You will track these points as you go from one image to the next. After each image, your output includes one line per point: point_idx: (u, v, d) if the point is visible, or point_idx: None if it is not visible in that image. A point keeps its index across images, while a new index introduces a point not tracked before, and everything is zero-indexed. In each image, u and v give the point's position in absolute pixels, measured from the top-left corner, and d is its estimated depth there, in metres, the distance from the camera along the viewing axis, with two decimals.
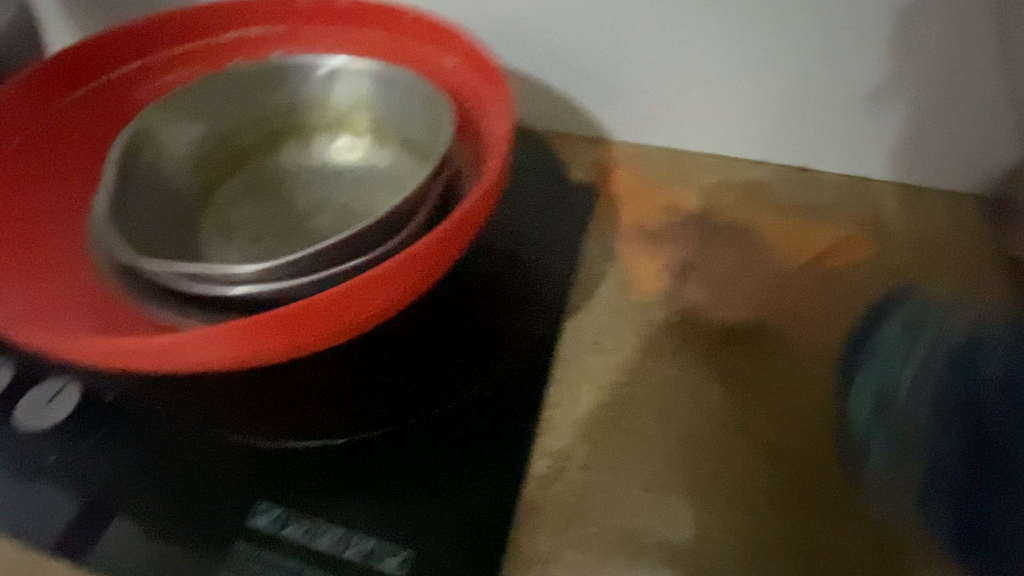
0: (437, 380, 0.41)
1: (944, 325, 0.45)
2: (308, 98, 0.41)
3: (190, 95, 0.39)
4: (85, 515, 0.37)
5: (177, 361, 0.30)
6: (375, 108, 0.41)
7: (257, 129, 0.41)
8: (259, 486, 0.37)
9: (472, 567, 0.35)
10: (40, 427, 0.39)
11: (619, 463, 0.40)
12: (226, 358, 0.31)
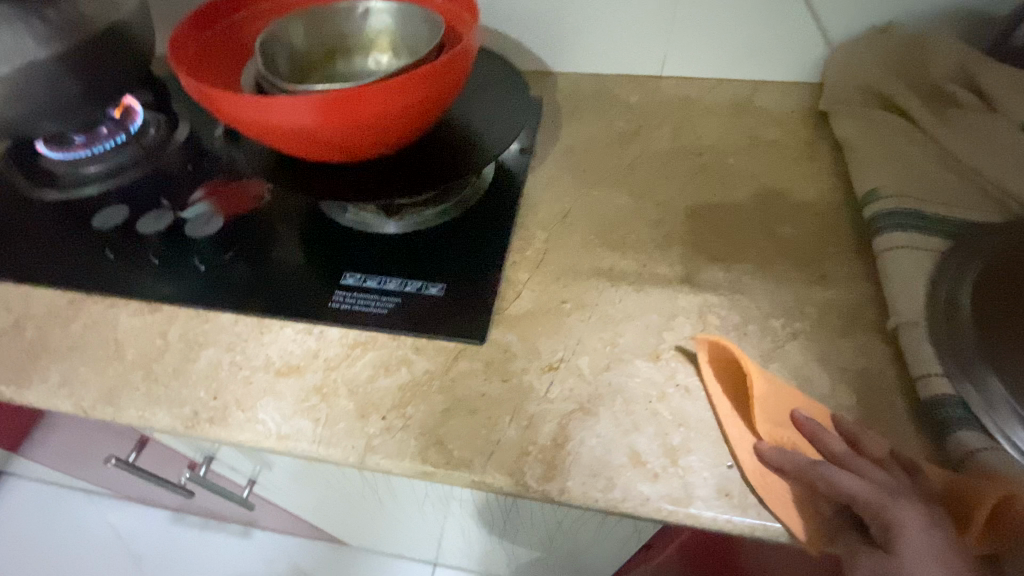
0: (431, 174, 0.62)
1: (768, 161, 0.70)
2: (348, 29, 0.63)
3: (284, 24, 0.59)
4: (235, 287, 0.59)
5: (275, 116, 0.53)
6: (393, 34, 0.63)
7: (319, 50, 0.63)
8: (345, 266, 0.61)
9: (482, 287, 0.57)
10: (209, 228, 0.61)
11: (565, 235, 0.62)
12: (301, 117, 0.53)
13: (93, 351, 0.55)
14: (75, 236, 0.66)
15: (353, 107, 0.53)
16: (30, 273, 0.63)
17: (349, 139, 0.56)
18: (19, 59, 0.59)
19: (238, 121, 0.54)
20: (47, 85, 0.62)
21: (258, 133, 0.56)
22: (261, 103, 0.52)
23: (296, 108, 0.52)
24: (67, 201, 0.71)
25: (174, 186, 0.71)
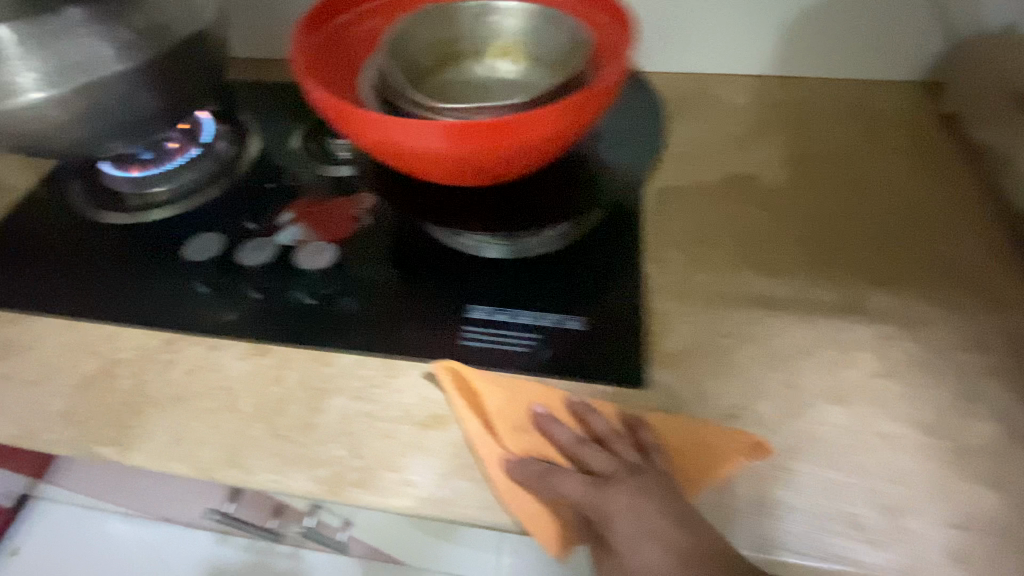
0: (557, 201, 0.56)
1: (902, 172, 0.65)
2: (471, 29, 0.56)
3: (407, 29, 0.53)
4: (349, 324, 0.54)
5: (400, 138, 0.47)
6: (522, 38, 0.57)
7: (438, 54, 0.56)
8: (467, 296, 0.55)
9: (629, 319, 0.52)
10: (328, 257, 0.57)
11: (705, 257, 0.57)
12: (428, 142, 0.47)
13: (202, 402, 0.49)
14: (157, 268, 0.60)
15: (486, 137, 0.47)
16: (115, 312, 0.56)
17: (472, 167, 0.50)
18: (98, 73, 0.53)
19: (358, 137, 0.49)
20: (125, 101, 0.56)
21: (376, 151, 0.51)
22: (387, 123, 0.46)
23: (425, 132, 0.46)
24: (140, 227, 0.65)
25: (257, 205, 0.64)
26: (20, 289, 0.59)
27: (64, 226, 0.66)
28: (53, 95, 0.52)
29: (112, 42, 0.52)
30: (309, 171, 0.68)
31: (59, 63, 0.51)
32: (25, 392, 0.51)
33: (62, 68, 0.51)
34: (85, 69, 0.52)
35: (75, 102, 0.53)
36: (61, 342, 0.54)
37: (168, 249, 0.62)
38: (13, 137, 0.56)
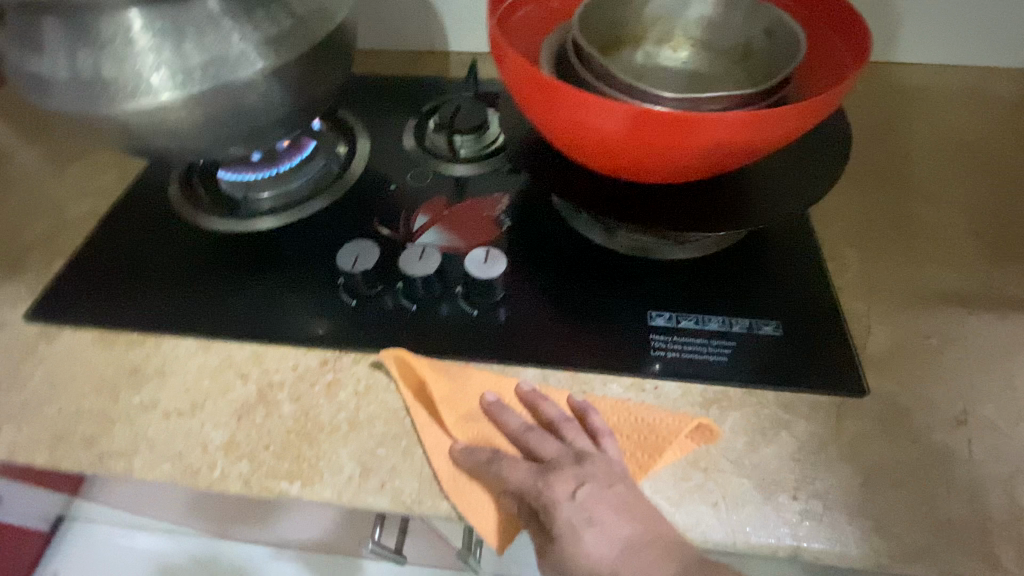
0: (747, 200, 0.49)
1: None
2: (646, 15, 0.53)
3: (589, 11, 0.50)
4: (522, 338, 0.50)
5: (598, 123, 0.41)
6: (700, 27, 0.53)
7: (610, 39, 0.53)
8: (643, 302, 0.52)
9: (824, 324, 0.49)
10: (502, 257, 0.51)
11: (876, 254, 0.55)
12: (629, 131, 0.41)
13: (385, 426, 0.45)
14: (290, 281, 0.55)
15: (697, 134, 0.40)
16: (255, 331, 0.51)
17: (667, 168, 0.44)
18: (238, 72, 0.47)
19: (546, 116, 0.44)
20: (264, 102, 0.50)
21: (558, 136, 0.45)
22: (588, 104, 0.41)
23: (629, 119, 0.40)
24: (257, 235, 0.60)
25: (387, 211, 0.61)
26: (136, 307, 0.54)
27: (168, 236, 0.60)
28: (195, 94, 0.46)
29: (265, 33, 0.47)
30: (428, 172, 0.64)
31: (208, 59, 0.45)
32: (176, 423, 0.46)
33: (210, 64, 0.46)
34: (233, 67, 0.46)
35: (214, 102, 0.48)
36: (203, 365, 0.49)
37: (296, 260, 0.57)
38: (131, 138, 0.49)
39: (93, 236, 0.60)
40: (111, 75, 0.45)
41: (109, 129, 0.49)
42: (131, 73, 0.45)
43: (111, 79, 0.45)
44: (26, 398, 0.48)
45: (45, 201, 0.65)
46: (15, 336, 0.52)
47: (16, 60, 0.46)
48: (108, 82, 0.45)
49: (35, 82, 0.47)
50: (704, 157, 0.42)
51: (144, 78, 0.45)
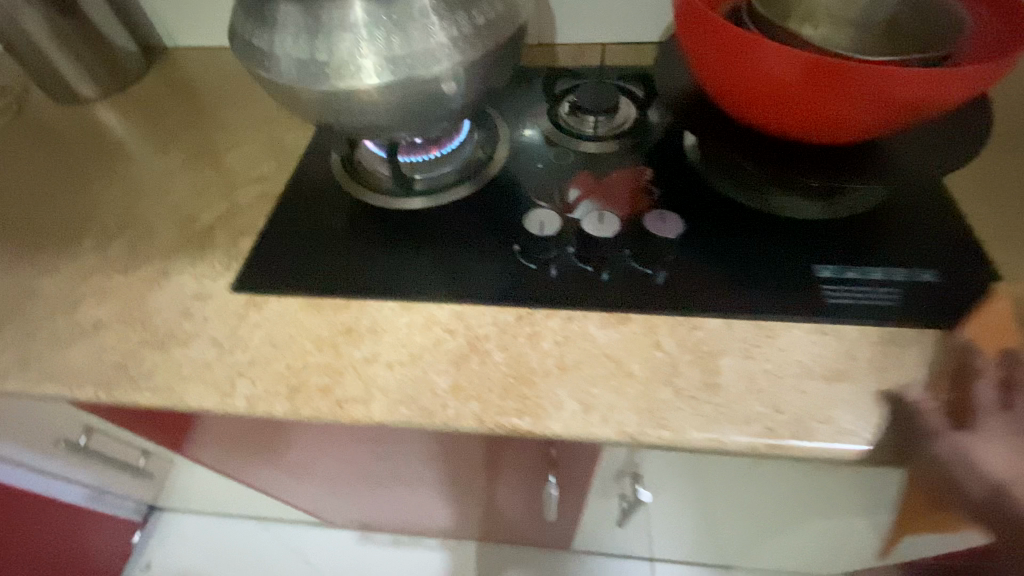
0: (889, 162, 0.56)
1: None
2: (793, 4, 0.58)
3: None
4: (703, 291, 0.54)
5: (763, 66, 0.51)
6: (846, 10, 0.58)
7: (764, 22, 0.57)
8: (810, 257, 0.56)
9: (979, 272, 0.54)
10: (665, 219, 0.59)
11: (1010, 211, 0.59)
12: (790, 76, 0.51)
13: (594, 369, 0.49)
14: (468, 249, 0.60)
15: (847, 86, 0.49)
16: (449, 294, 0.56)
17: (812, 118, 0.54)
18: (429, 70, 0.52)
19: (717, 61, 0.55)
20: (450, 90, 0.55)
21: (723, 83, 0.56)
22: (759, 51, 0.51)
23: (793, 66, 0.50)
24: (426, 211, 0.64)
25: (544, 185, 0.65)
26: (331, 277, 0.58)
27: (342, 215, 0.65)
28: (394, 80, 0.51)
29: (466, 29, 0.52)
30: (565, 150, 0.69)
31: (414, 49, 0.51)
32: (400, 371, 0.51)
33: (412, 53, 0.51)
34: (430, 57, 0.52)
35: (401, 92, 0.53)
36: (411, 324, 0.54)
37: (469, 230, 0.62)
38: (325, 113, 0.55)
39: (273, 215, 0.65)
40: (331, 53, 0.50)
41: (316, 105, 0.54)
42: (347, 55, 0.50)
43: (326, 60, 0.50)
44: (253, 355, 0.53)
45: (217, 188, 0.70)
46: (224, 304, 0.57)
47: (248, 40, 0.53)
48: (324, 61, 0.51)
49: (259, 59, 0.53)
50: (851, 107, 0.51)
51: (356, 61, 0.50)
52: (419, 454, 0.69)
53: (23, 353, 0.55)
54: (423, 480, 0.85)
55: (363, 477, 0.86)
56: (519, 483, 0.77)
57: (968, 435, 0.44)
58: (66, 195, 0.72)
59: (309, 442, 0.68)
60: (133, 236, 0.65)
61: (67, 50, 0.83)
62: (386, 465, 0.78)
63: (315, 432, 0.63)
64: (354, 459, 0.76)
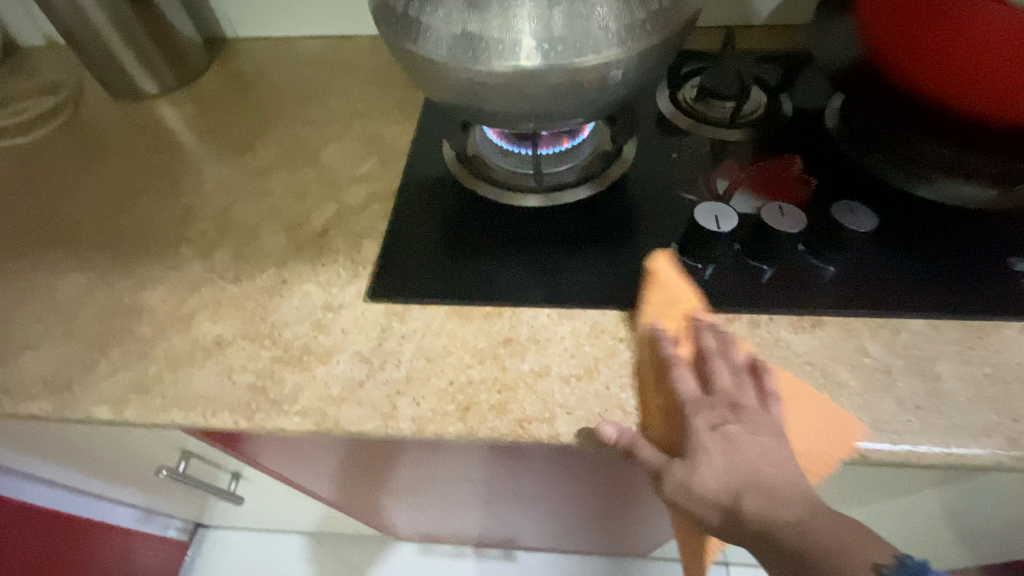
0: None
1: None
2: None
3: None
4: (894, 290, 0.49)
5: (964, 27, 0.47)
6: None
7: None
8: (1000, 252, 0.52)
9: None
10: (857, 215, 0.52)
11: None
12: (997, 40, 0.46)
13: (800, 379, 0.45)
14: (621, 247, 0.54)
15: None
16: (616, 298, 0.51)
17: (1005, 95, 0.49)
18: (595, 56, 0.46)
19: (908, 19, 0.51)
20: (596, 85, 0.49)
21: (909, 44, 0.52)
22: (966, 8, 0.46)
23: (1004, 29, 0.45)
24: (560, 208, 0.59)
25: (684, 177, 0.60)
26: (477, 282, 0.53)
27: (469, 213, 0.59)
28: (544, 66, 0.45)
29: (644, 10, 0.46)
30: (699, 137, 0.64)
31: (575, 34, 0.45)
32: (579, 387, 0.46)
33: (574, 36, 0.45)
34: (588, 47, 0.45)
35: (560, 78, 0.47)
36: (577, 332, 0.49)
37: (615, 227, 0.57)
38: (466, 97, 0.50)
39: (393, 215, 0.59)
40: (485, 29, 0.45)
41: (456, 88, 0.49)
42: (502, 31, 0.45)
43: (481, 36, 0.45)
44: (408, 372, 0.47)
45: (320, 188, 0.64)
46: (361, 315, 0.52)
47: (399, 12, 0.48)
48: (480, 38, 0.45)
49: (408, 32, 0.48)
50: None
51: (509, 39, 0.45)
52: (548, 470, 0.64)
53: (140, 376, 0.49)
54: (525, 493, 0.80)
55: (459, 492, 0.81)
56: (645, 495, 0.72)
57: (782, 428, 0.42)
58: (147, 198, 0.66)
59: (428, 461, 0.63)
60: (237, 242, 0.59)
61: (131, 41, 0.76)
62: (496, 480, 0.73)
63: (446, 450, 0.58)
64: (465, 476, 0.71)
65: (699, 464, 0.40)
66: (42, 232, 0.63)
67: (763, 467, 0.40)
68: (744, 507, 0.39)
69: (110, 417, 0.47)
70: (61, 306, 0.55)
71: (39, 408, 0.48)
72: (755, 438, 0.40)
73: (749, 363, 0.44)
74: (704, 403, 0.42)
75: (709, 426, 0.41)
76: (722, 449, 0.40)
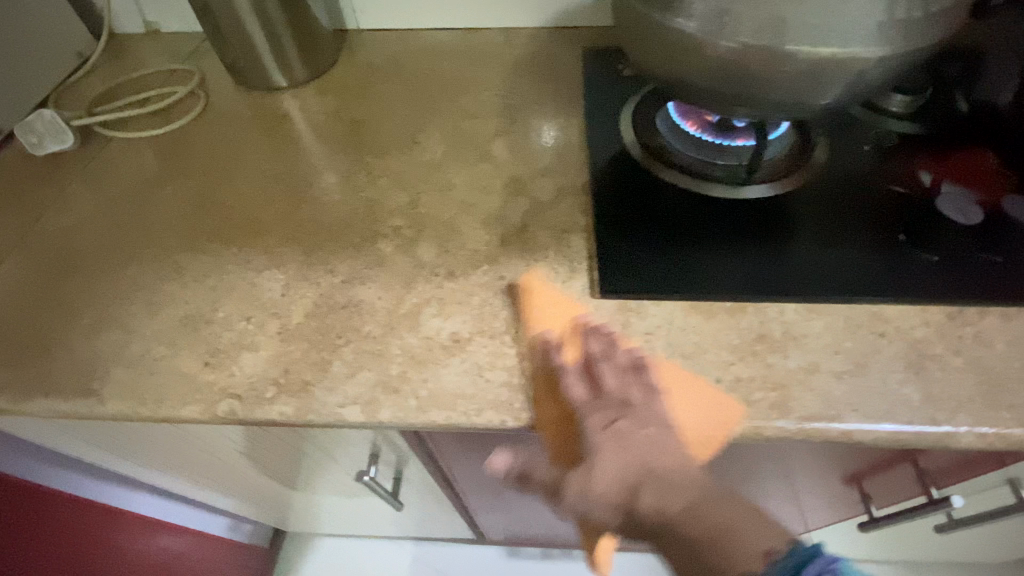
0: None
1: None
2: None
3: None
4: None
5: None
6: None
7: None
8: None
9: None
10: None
11: None
12: None
13: None
14: (846, 239, 0.53)
15: None
16: (769, 289, 0.50)
17: None
18: (844, 50, 0.44)
19: None
20: (813, 80, 0.46)
21: None
22: None
23: None
24: (765, 200, 0.58)
25: (885, 170, 0.59)
26: (644, 268, 0.52)
27: (643, 200, 0.58)
28: (762, 46, 0.44)
29: (922, 8, 0.43)
30: (886, 129, 0.64)
31: (809, 24, 0.43)
32: (854, 382, 0.44)
33: (804, 23, 0.43)
34: (840, 41, 0.43)
35: (797, 66, 0.45)
36: (832, 327, 0.47)
37: (830, 219, 0.55)
38: (680, 69, 0.50)
39: (596, 207, 0.57)
40: (738, 4, 0.44)
41: (672, 58, 0.50)
42: (747, 7, 0.43)
43: (732, 11, 0.44)
44: (668, 368, 0.46)
45: (502, 181, 0.62)
46: (596, 310, 0.50)
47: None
48: (731, 13, 0.44)
49: None
50: None
51: (751, 16, 0.44)
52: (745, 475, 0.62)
53: (383, 376, 0.47)
54: None
55: None
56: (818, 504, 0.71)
57: (577, 475, 0.40)
58: (320, 192, 0.63)
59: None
60: (437, 236, 0.57)
61: (272, 28, 0.72)
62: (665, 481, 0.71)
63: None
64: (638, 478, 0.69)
65: (591, 475, 0.40)
66: (215, 224, 0.59)
67: (652, 457, 0.40)
68: (641, 503, 0.39)
69: (364, 420, 0.45)
70: (268, 304, 0.52)
71: (280, 412, 0.45)
72: (656, 432, 0.41)
73: (632, 362, 0.44)
74: (590, 404, 0.43)
75: (601, 426, 0.41)
76: (616, 445, 0.40)
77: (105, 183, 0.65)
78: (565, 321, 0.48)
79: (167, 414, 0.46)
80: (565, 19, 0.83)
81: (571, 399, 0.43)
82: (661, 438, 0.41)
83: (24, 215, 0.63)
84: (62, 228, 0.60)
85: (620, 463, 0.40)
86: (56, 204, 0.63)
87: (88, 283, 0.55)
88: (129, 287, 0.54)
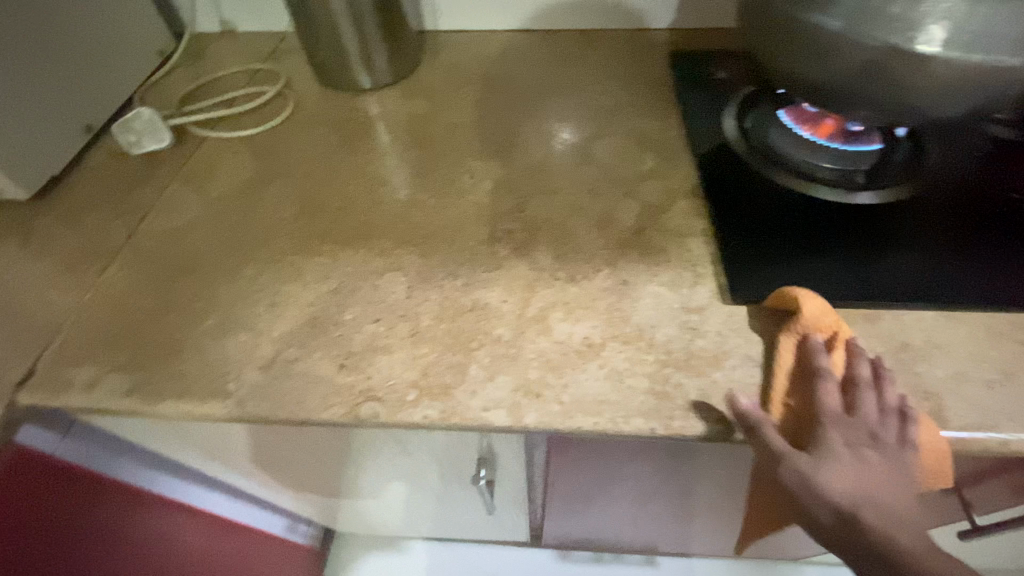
0: None
1: None
2: None
3: None
4: None
5: None
6: None
7: None
8: None
9: None
10: None
11: None
12: None
13: None
14: (974, 247, 0.53)
15: None
16: (860, 294, 0.50)
17: None
18: (1010, 60, 0.43)
19: None
20: (954, 88, 0.46)
21: None
22: None
23: None
24: (885, 204, 0.57)
25: (1002, 176, 0.59)
26: (743, 268, 0.52)
27: (735, 201, 0.58)
28: (918, 51, 0.44)
29: None
30: (999, 135, 0.63)
31: (979, 30, 0.42)
32: (1005, 392, 0.44)
33: (974, 30, 0.42)
34: (1007, 51, 0.43)
35: (958, 74, 0.44)
36: (973, 336, 0.47)
37: (955, 224, 0.55)
38: (826, 69, 0.49)
39: (715, 214, 0.57)
40: (907, 7, 0.43)
41: (808, 54, 0.50)
42: (916, 10, 0.43)
43: (900, 14, 0.43)
44: None
45: (610, 185, 0.62)
46: (729, 316, 0.50)
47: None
48: (898, 17, 0.43)
49: None
50: None
51: (919, 20, 0.43)
52: None
53: (523, 380, 0.47)
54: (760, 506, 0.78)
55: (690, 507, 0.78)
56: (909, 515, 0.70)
57: (812, 460, 0.41)
58: (425, 194, 0.63)
59: (741, 469, 0.60)
60: (553, 240, 0.57)
61: (366, 28, 0.72)
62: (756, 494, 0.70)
63: None
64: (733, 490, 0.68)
65: (831, 472, 0.41)
66: (327, 225, 0.59)
67: (881, 492, 0.41)
68: (861, 521, 0.40)
69: (510, 424, 0.45)
70: (394, 307, 0.52)
71: (425, 415, 0.45)
72: (886, 471, 0.41)
73: (900, 405, 0.42)
74: (840, 422, 0.42)
75: (846, 441, 0.42)
76: (857, 463, 0.41)
77: (206, 181, 0.65)
78: (813, 321, 0.46)
79: (307, 416, 0.46)
80: (647, 22, 0.83)
81: (825, 408, 0.43)
82: (892, 475, 0.41)
83: (127, 214, 0.62)
84: (170, 228, 0.60)
85: (863, 479, 0.41)
86: (159, 203, 0.63)
87: (207, 284, 0.54)
88: (250, 288, 0.54)
